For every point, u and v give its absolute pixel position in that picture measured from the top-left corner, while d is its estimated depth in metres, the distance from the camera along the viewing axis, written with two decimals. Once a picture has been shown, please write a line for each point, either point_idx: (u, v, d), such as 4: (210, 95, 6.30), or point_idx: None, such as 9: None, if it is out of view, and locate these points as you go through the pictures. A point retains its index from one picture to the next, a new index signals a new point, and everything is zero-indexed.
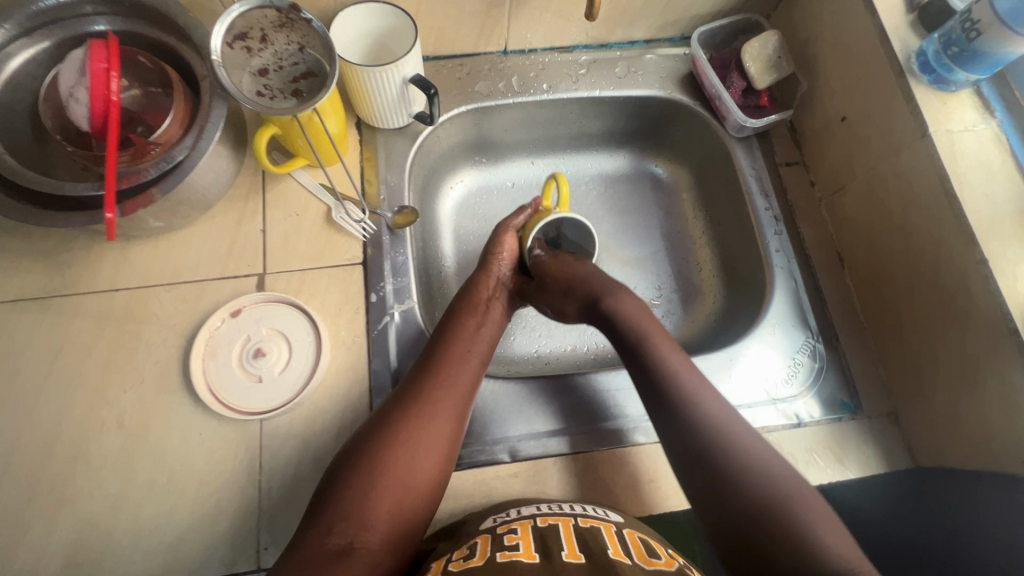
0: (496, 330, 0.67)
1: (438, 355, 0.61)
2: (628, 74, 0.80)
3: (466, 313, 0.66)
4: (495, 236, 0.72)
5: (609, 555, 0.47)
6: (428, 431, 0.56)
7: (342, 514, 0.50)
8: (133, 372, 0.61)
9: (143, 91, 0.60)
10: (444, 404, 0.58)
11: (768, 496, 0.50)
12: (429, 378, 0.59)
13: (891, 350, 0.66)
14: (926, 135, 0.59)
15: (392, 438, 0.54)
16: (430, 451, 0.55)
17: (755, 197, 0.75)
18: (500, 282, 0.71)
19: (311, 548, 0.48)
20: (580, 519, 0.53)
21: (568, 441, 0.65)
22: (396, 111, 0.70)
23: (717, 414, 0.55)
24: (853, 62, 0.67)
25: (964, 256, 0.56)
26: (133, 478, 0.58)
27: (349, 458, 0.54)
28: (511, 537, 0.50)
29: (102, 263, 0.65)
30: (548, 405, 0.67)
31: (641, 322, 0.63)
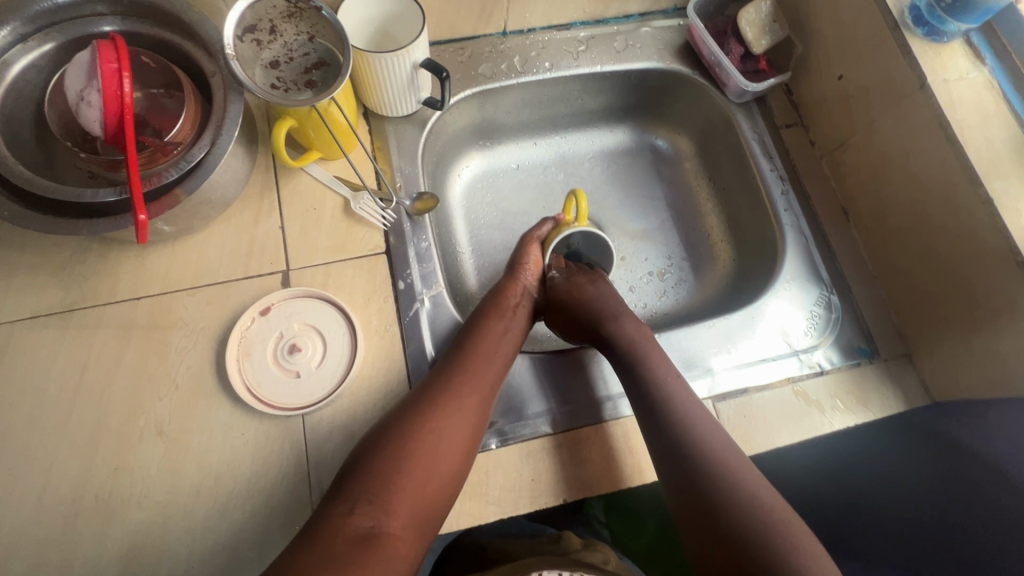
0: (521, 334, 0.68)
1: (462, 349, 0.63)
2: (626, 48, 0.81)
3: (494, 313, 0.67)
4: (521, 246, 0.74)
5: None
6: (453, 423, 0.57)
7: (366, 496, 0.51)
8: (166, 377, 0.61)
9: (145, 93, 0.58)
10: (468, 398, 0.59)
11: (762, 540, 0.50)
12: (455, 372, 0.60)
13: (901, 295, 0.70)
14: (925, 85, 0.61)
15: (420, 426, 0.56)
16: (454, 442, 0.57)
17: (759, 159, 0.77)
18: (526, 290, 0.72)
19: (332, 531, 0.48)
20: None
21: (597, 409, 0.66)
22: (406, 97, 0.70)
23: (718, 452, 0.56)
24: (847, 21, 0.69)
25: (969, 197, 0.58)
26: (179, 483, 0.57)
27: (376, 443, 0.55)
28: None
29: (122, 272, 0.64)
30: (564, 387, 0.67)
31: (643, 349, 0.65)
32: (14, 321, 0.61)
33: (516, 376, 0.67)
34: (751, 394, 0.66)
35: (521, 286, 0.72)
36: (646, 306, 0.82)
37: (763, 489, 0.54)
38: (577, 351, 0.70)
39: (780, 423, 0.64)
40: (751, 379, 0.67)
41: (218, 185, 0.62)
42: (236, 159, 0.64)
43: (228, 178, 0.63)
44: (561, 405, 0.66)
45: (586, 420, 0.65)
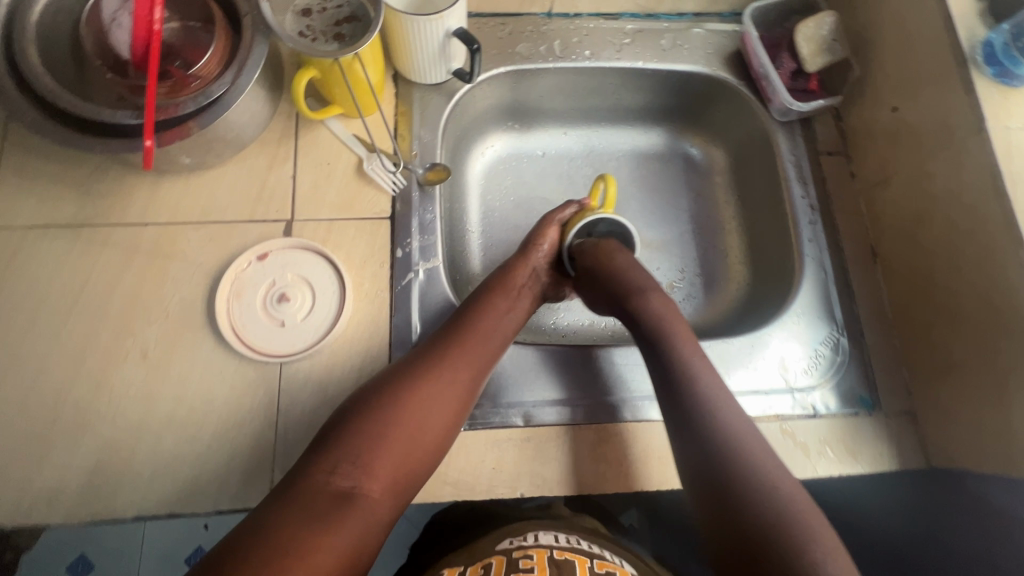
0: (523, 317, 0.67)
1: (461, 325, 0.62)
2: (673, 47, 0.78)
3: (499, 293, 0.66)
4: (541, 224, 0.72)
5: None
6: (441, 395, 0.56)
7: (348, 458, 0.50)
8: (159, 304, 0.62)
9: (183, 25, 0.59)
10: (460, 373, 0.58)
11: (779, 550, 0.45)
12: (449, 346, 0.59)
13: (919, 351, 0.65)
14: (982, 130, 0.57)
15: (408, 394, 0.55)
16: (439, 413, 0.56)
17: (792, 185, 0.73)
18: (536, 270, 0.70)
19: (312, 488, 0.48)
20: (596, 561, 0.53)
21: (614, 411, 0.65)
22: (435, 66, 0.69)
23: (740, 448, 0.52)
24: (911, 49, 0.64)
25: (1008, 257, 0.54)
26: (153, 407, 0.59)
27: (360, 407, 0.54)
28: (527, 562, 0.51)
29: (135, 197, 0.66)
30: (567, 381, 0.66)
31: (670, 327, 0.62)
32: (28, 226, 0.64)
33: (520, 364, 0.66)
34: None
35: (533, 265, 0.70)
36: None
37: (788, 489, 0.49)
38: (594, 346, 0.68)
39: None
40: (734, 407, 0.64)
41: (235, 126, 0.63)
42: (258, 103, 0.64)
43: (247, 120, 0.64)
44: (570, 398, 0.65)
45: (603, 419, 0.64)
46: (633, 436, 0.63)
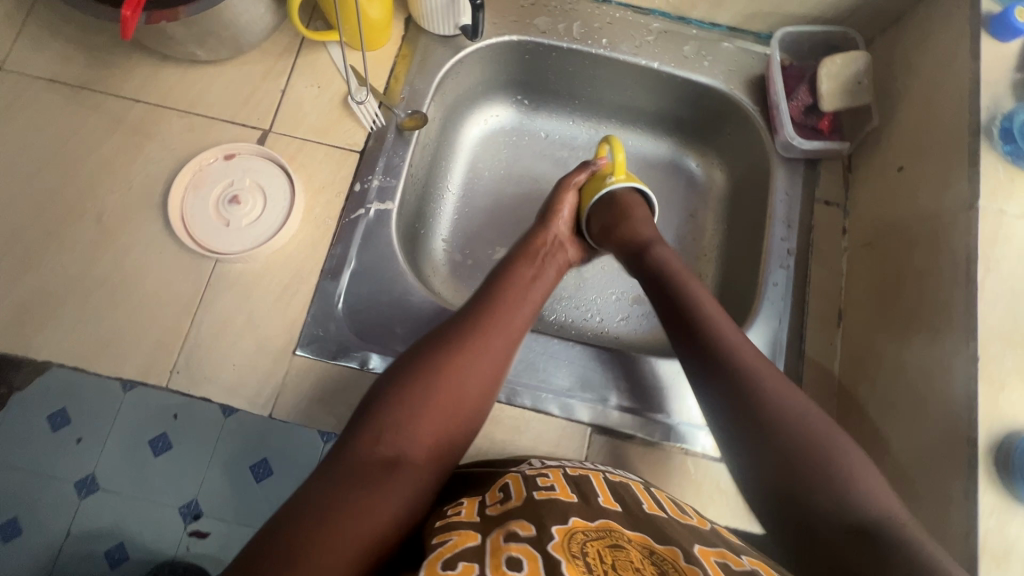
0: (551, 286, 0.64)
1: (498, 294, 0.58)
2: (695, 56, 0.75)
3: (529, 261, 0.63)
4: (557, 190, 0.70)
5: (646, 509, 0.46)
6: (481, 359, 0.52)
7: (389, 425, 0.47)
8: (126, 176, 0.66)
9: None
10: (496, 339, 0.54)
11: (813, 477, 0.43)
12: (486, 314, 0.56)
13: (849, 427, 0.60)
14: (972, 207, 0.52)
15: (445, 359, 0.51)
16: (479, 377, 0.52)
17: (775, 224, 0.69)
18: (562, 240, 0.68)
19: (357, 456, 0.45)
20: (610, 473, 0.52)
21: (646, 430, 0.62)
22: (443, 17, 0.70)
23: (753, 371, 0.49)
24: (933, 109, 0.59)
25: (955, 346, 0.50)
26: (93, 267, 0.63)
27: (394, 377, 0.50)
28: (545, 480, 0.49)
29: (135, 73, 0.69)
30: (592, 382, 0.64)
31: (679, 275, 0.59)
32: (35, 77, 0.68)
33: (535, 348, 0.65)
34: (632, 441, 0.62)
35: (553, 235, 0.67)
36: (601, 322, 0.79)
37: (811, 413, 0.46)
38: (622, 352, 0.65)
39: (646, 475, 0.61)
40: (642, 424, 0.62)
41: (233, 27, 0.64)
42: (262, 12, 0.66)
43: (248, 26, 0.66)
44: (595, 401, 0.63)
45: (636, 436, 0.62)
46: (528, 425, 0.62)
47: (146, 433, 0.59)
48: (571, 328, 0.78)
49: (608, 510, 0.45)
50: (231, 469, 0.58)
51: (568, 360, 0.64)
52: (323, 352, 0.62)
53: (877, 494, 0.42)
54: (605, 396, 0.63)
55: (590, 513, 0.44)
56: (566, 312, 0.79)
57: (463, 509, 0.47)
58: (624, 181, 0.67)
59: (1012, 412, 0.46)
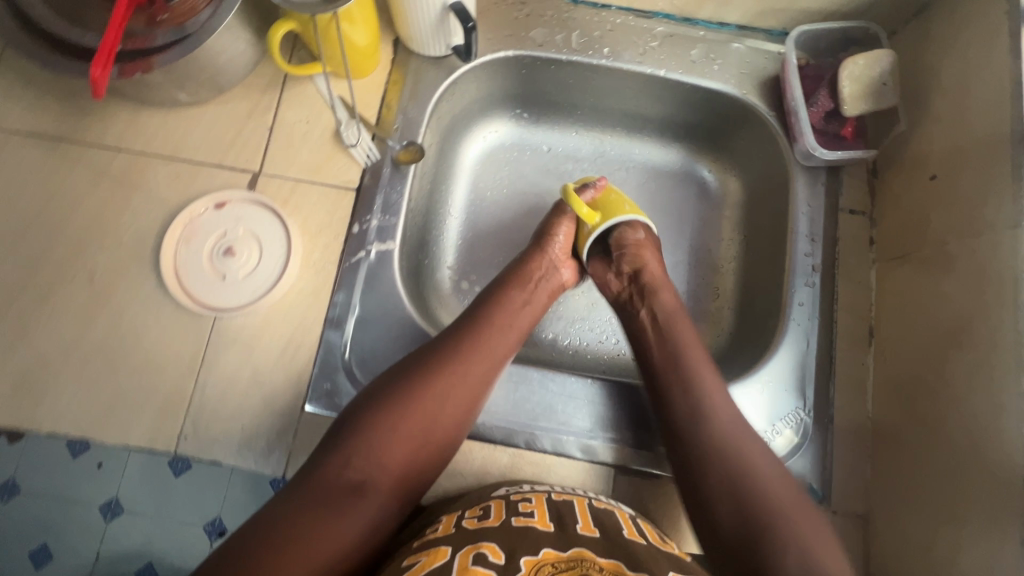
0: (541, 312, 0.61)
1: (482, 317, 0.57)
2: (703, 60, 0.70)
3: (517, 284, 0.61)
4: (553, 217, 0.66)
5: (625, 536, 0.45)
6: (457, 389, 0.51)
7: (360, 451, 0.47)
8: (114, 232, 0.63)
9: None
10: (475, 366, 0.53)
11: (760, 522, 0.45)
12: (467, 339, 0.54)
13: (887, 455, 0.58)
14: (1019, 227, 0.48)
15: (423, 388, 0.50)
16: (454, 408, 0.51)
17: (798, 239, 0.66)
18: (554, 263, 0.64)
19: (325, 478, 0.45)
20: (595, 500, 0.51)
21: (659, 467, 0.59)
22: (434, 39, 0.65)
23: (734, 438, 0.50)
24: (968, 113, 0.55)
25: (1005, 378, 0.47)
26: (89, 331, 0.60)
27: (371, 401, 0.50)
28: (525, 505, 0.48)
29: (115, 119, 0.66)
30: (606, 417, 0.61)
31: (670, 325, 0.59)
32: (11, 131, 0.65)
33: (545, 385, 0.62)
34: (659, 480, 0.59)
35: (549, 260, 0.63)
36: (617, 345, 0.75)
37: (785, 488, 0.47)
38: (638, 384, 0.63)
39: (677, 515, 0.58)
40: (669, 462, 0.60)
41: (213, 67, 0.61)
42: (243, 48, 0.62)
43: (229, 63, 0.62)
44: (610, 438, 0.60)
45: (648, 474, 0.59)
46: (550, 469, 0.59)
47: (162, 457, 0.58)
48: (587, 355, 0.74)
49: (584, 538, 0.44)
50: (256, 485, 0.57)
51: (587, 399, 0.62)
52: (332, 407, 0.59)
53: (831, 561, 0.43)
54: (619, 432, 0.61)
55: (563, 542, 0.43)
56: (580, 337, 0.75)
57: (440, 525, 0.47)
58: (602, 225, 0.63)
59: None
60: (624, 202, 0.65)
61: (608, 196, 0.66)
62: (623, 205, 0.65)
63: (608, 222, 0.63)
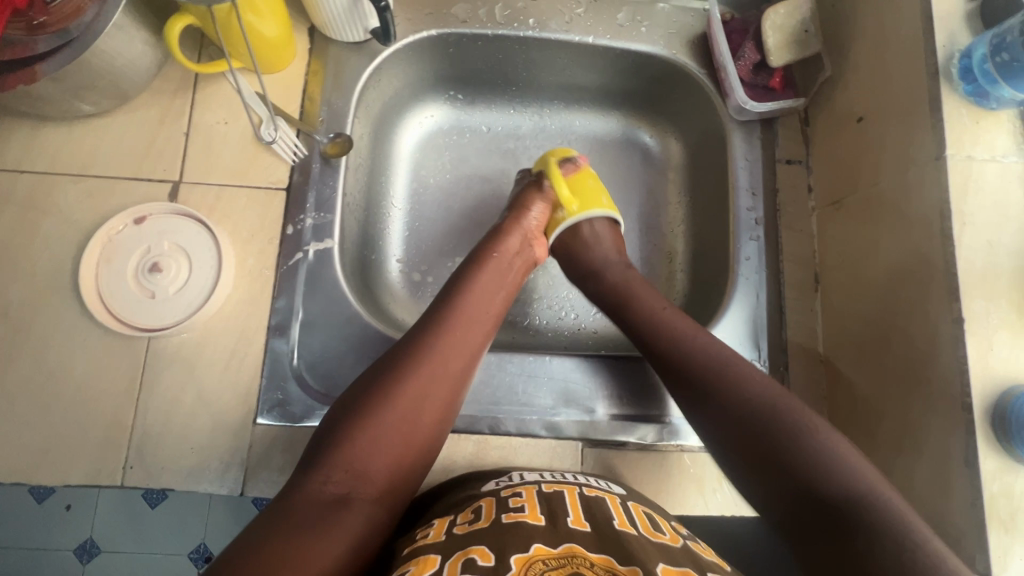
0: (514, 292, 0.60)
1: (454, 306, 0.54)
2: (631, 23, 0.70)
3: (489, 267, 0.58)
4: (523, 198, 0.65)
5: (615, 526, 0.43)
6: (437, 385, 0.49)
7: (342, 462, 0.44)
8: (26, 261, 0.58)
9: None
10: (453, 360, 0.51)
11: (786, 448, 0.44)
12: (441, 330, 0.52)
13: (840, 395, 0.59)
14: (940, 157, 0.49)
15: (400, 388, 0.47)
16: (435, 406, 0.48)
17: (740, 194, 0.66)
18: (528, 236, 0.63)
19: (306, 495, 0.42)
20: (585, 488, 0.49)
21: (627, 435, 0.59)
22: (350, 23, 0.62)
23: (728, 379, 0.49)
24: (885, 52, 0.56)
25: (939, 308, 0.48)
26: (10, 370, 0.56)
27: (349, 410, 0.46)
28: (516, 499, 0.46)
29: (12, 140, 0.61)
30: (569, 390, 0.61)
31: (632, 287, 0.60)
32: None
33: (509, 369, 0.61)
34: (626, 447, 0.59)
35: (522, 238, 0.62)
36: (576, 319, 0.74)
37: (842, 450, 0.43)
38: (598, 355, 0.63)
39: (653, 477, 0.58)
40: (633, 428, 0.60)
41: (110, 72, 0.56)
42: (142, 49, 0.58)
43: (129, 67, 0.58)
44: (575, 412, 0.60)
45: (618, 443, 0.59)
46: (517, 452, 0.59)
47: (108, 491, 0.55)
48: (548, 333, 0.73)
49: (575, 532, 0.42)
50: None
51: (548, 376, 0.61)
52: (286, 417, 0.57)
53: (857, 462, 0.42)
54: (584, 406, 0.61)
55: (554, 537, 0.41)
56: (538, 317, 0.74)
57: (431, 530, 0.45)
58: (578, 214, 0.65)
59: (1004, 369, 0.45)
60: (602, 192, 0.67)
61: (585, 181, 0.68)
62: (600, 196, 0.67)
63: (584, 212, 0.65)
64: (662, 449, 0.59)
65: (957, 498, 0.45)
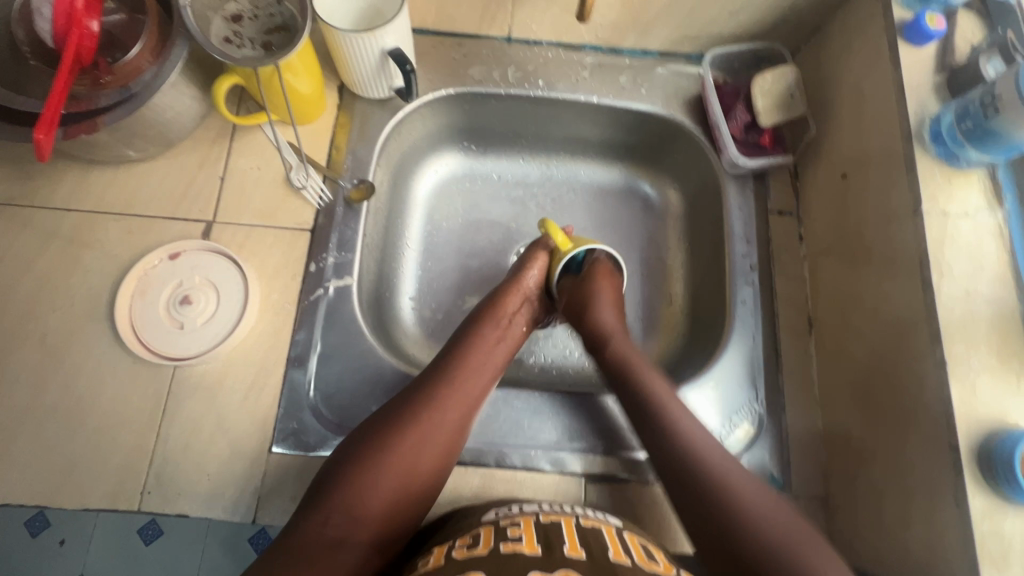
0: (516, 345, 0.63)
1: (455, 361, 0.58)
2: (632, 85, 0.76)
3: (489, 322, 0.62)
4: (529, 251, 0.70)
5: (610, 557, 0.44)
6: (437, 436, 0.52)
7: (341, 505, 0.46)
8: (66, 292, 0.63)
9: (129, 16, 0.59)
10: (452, 411, 0.54)
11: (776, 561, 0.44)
12: (443, 381, 0.55)
13: (835, 436, 0.61)
14: (917, 212, 0.53)
15: (401, 436, 0.50)
16: (433, 455, 0.51)
17: (734, 241, 0.70)
18: (528, 296, 0.67)
19: (304, 536, 0.44)
20: (582, 518, 0.51)
21: (629, 472, 0.61)
22: (376, 81, 0.69)
23: (716, 479, 0.49)
24: (865, 117, 0.61)
25: (924, 352, 0.51)
26: (42, 394, 0.59)
27: (352, 454, 0.49)
28: (514, 529, 0.47)
29: (63, 181, 0.66)
30: (573, 427, 0.63)
31: (635, 366, 0.60)
32: None
33: (515, 406, 0.64)
34: (627, 484, 0.61)
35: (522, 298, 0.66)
36: (581, 358, 0.77)
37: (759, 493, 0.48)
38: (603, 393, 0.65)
39: (653, 514, 0.59)
40: (633, 466, 0.61)
41: (160, 123, 0.62)
42: (189, 103, 0.64)
43: (176, 119, 0.64)
44: (579, 448, 0.62)
45: (619, 481, 0.61)
46: (521, 486, 0.60)
47: (125, 515, 0.57)
48: (552, 371, 0.76)
49: (570, 560, 0.43)
50: (232, 548, 0.56)
51: (552, 414, 0.64)
52: (300, 446, 0.60)
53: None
54: (587, 442, 0.63)
55: (549, 564, 0.43)
56: (544, 354, 0.77)
57: (432, 556, 0.46)
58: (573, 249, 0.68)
59: (987, 411, 0.47)
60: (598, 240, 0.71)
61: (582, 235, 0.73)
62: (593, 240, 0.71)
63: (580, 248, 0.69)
64: (662, 486, 0.61)
65: (950, 538, 0.46)
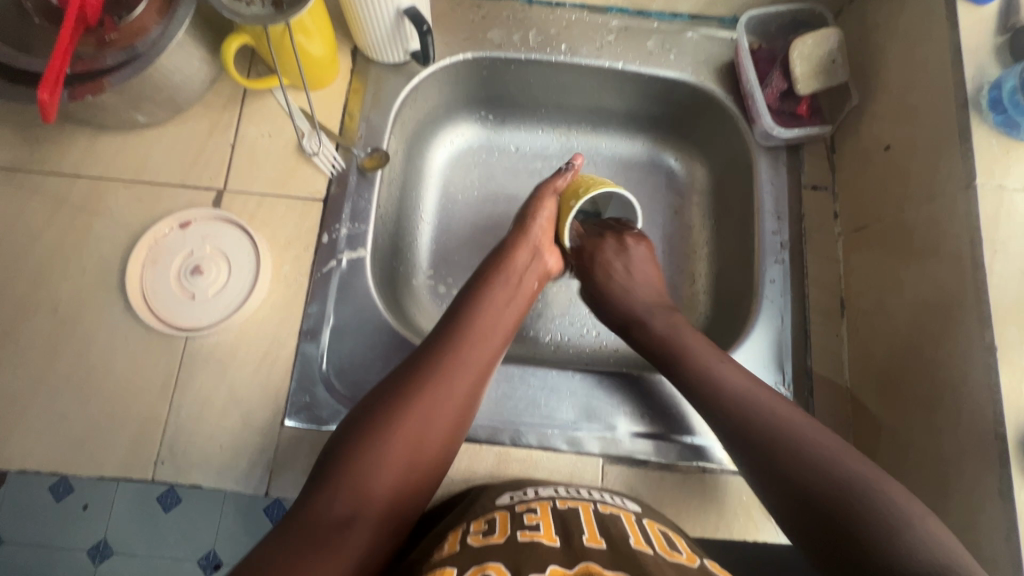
0: (525, 306, 0.60)
1: (459, 325, 0.54)
2: (660, 50, 0.72)
3: (497, 284, 0.59)
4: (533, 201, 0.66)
5: (630, 545, 0.43)
6: (443, 406, 0.49)
7: (347, 482, 0.44)
8: (77, 260, 0.61)
9: None
10: (459, 378, 0.50)
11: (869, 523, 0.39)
12: (446, 346, 0.52)
13: (866, 422, 0.58)
14: (970, 186, 0.49)
15: (406, 407, 0.47)
16: (440, 424, 0.48)
17: (765, 217, 0.67)
18: (535, 250, 0.63)
19: (312, 515, 0.42)
20: (600, 505, 0.49)
21: (647, 454, 0.59)
22: (391, 45, 0.66)
23: (791, 441, 0.45)
24: (915, 83, 0.57)
25: (971, 336, 0.48)
26: (56, 362, 0.59)
27: (356, 427, 0.47)
28: (531, 517, 0.46)
29: (71, 146, 0.65)
30: (590, 407, 0.61)
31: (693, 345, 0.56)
32: None
33: (529, 387, 0.62)
34: (646, 466, 0.59)
35: (529, 255, 0.62)
36: (598, 336, 0.75)
37: (830, 441, 0.45)
38: (622, 373, 0.63)
39: (671, 497, 0.58)
40: (653, 447, 0.60)
41: (168, 86, 0.60)
42: (198, 66, 0.62)
43: (184, 82, 0.62)
44: (596, 428, 0.60)
45: (637, 464, 0.59)
46: (537, 465, 0.59)
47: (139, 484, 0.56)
48: (568, 349, 0.74)
49: (590, 550, 0.42)
50: None
51: (570, 392, 0.62)
52: (312, 420, 0.59)
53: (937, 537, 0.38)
54: (605, 422, 0.61)
55: (568, 555, 0.41)
56: (560, 332, 0.75)
57: (447, 542, 0.45)
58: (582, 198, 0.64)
59: None
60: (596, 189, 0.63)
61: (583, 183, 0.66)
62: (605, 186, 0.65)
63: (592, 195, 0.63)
64: (681, 469, 0.59)
65: (993, 530, 0.44)
